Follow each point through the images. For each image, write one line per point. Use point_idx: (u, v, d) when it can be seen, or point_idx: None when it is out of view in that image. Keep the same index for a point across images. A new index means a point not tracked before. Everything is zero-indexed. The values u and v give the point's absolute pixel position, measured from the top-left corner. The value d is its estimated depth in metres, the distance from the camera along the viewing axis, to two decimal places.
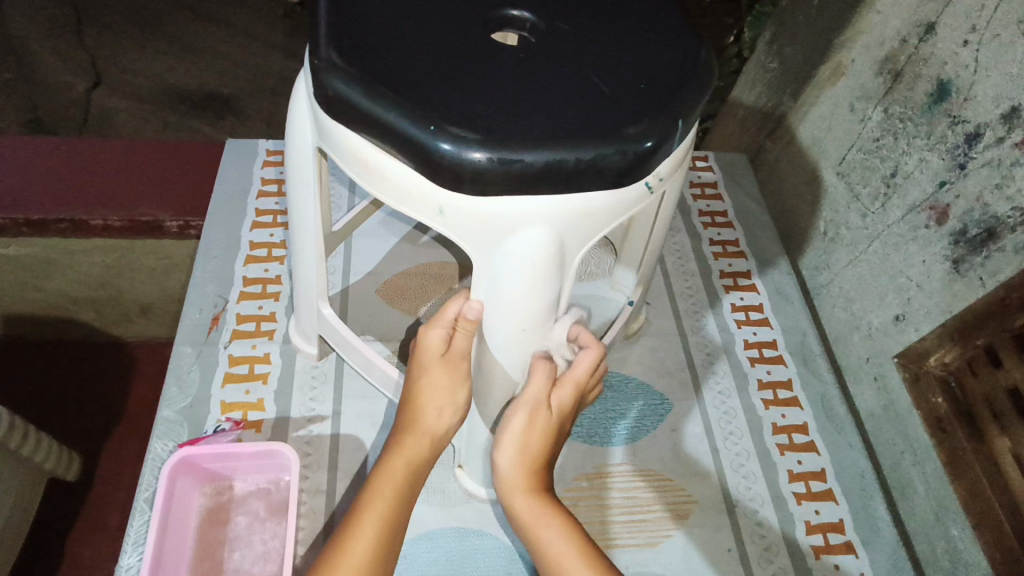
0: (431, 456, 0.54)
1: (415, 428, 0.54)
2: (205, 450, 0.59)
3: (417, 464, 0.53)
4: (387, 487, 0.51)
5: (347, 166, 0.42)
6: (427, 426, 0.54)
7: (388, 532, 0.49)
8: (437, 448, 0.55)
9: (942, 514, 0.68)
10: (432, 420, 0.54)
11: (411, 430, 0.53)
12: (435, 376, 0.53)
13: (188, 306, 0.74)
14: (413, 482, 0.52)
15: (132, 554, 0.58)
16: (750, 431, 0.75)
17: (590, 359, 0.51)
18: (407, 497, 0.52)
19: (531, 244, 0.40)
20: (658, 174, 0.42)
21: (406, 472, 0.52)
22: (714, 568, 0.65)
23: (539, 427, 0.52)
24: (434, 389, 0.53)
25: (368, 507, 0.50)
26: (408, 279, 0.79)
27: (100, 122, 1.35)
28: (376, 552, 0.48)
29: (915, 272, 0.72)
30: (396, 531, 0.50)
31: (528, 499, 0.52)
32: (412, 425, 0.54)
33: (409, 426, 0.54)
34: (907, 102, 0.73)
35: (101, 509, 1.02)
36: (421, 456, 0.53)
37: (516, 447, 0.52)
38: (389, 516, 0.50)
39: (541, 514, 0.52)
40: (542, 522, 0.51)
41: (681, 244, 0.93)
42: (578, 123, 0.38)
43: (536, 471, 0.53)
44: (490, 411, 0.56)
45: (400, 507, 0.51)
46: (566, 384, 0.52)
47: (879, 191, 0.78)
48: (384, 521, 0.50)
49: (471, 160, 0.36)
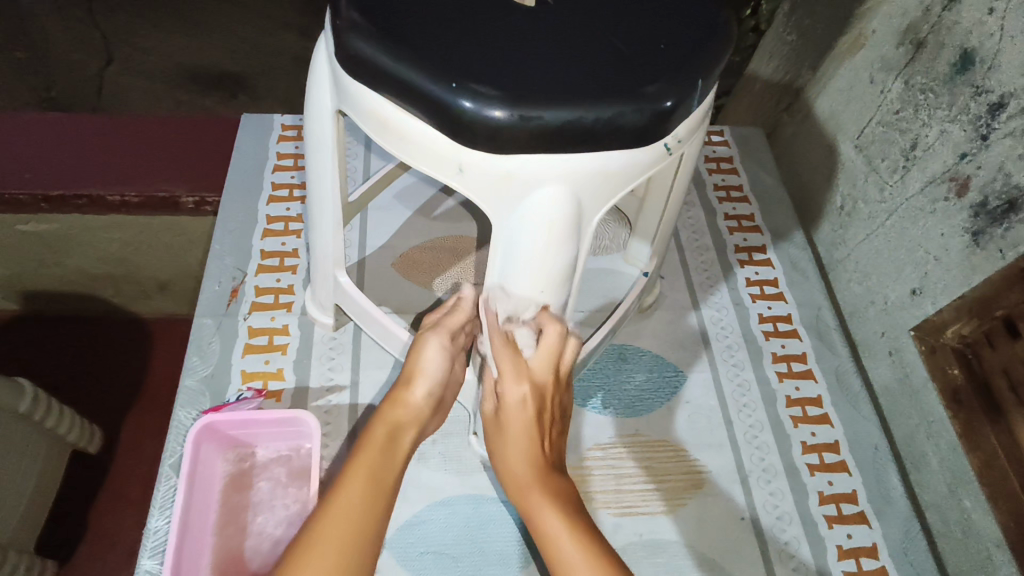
0: (415, 426, 0.55)
1: (402, 399, 0.56)
2: (228, 416, 0.60)
3: (400, 427, 0.54)
4: (374, 442, 0.51)
5: (365, 125, 0.42)
6: (412, 398, 0.56)
7: (376, 483, 0.49)
8: (421, 420, 0.56)
9: (955, 487, 0.68)
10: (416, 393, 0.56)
11: (397, 400, 0.56)
12: (425, 357, 0.57)
13: (207, 278, 0.75)
14: (399, 442, 0.53)
15: (158, 517, 0.60)
16: (764, 403, 0.75)
17: (498, 341, 0.49)
18: (393, 454, 0.52)
19: (548, 204, 0.40)
20: (677, 136, 0.42)
21: (393, 432, 0.53)
22: (727, 536, 0.66)
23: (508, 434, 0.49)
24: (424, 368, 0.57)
25: (354, 461, 0.50)
26: (423, 252, 0.80)
27: (114, 100, 1.35)
28: (365, 500, 0.47)
29: (933, 244, 0.71)
30: (387, 486, 0.49)
31: (525, 488, 0.47)
32: (399, 395, 0.56)
33: (395, 398, 0.56)
34: (928, 73, 0.72)
35: (124, 480, 1.05)
36: (406, 422, 0.55)
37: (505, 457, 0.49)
38: (376, 467, 0.50)
39: (539, 497, 0.46)
40: (537, 503, 0.46)
41: (695, 218, 0.92)
42: (598, 82, 0.37)
43: (531, 457, 0.48)
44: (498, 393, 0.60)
45: (388, 462, 0.51)
46: (512, 375, 0.49)
47: (898, 163, 0.77)
48: (375, 470, 0.49)
49: (491, 117, 0.36)
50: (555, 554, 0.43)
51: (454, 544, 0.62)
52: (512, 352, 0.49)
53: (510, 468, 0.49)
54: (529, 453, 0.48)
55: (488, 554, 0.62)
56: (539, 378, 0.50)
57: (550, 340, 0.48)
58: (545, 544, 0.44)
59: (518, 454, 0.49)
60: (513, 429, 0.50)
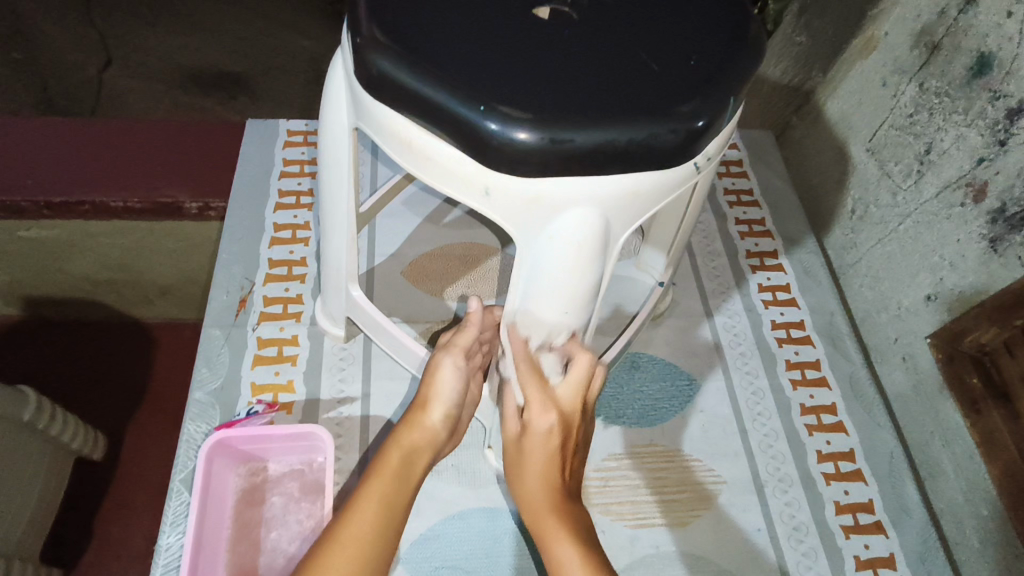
0: (430, 451, 0.54)
1: (416, 422, 0.55)
2: (240, 432, 0.60)
3: (414, 452, 0.53)
4: (386, 468, 0.51)
5: (386, 144, 0.41)
6: (427, 421, 0.55)
7: (388, 513, 0.49)
8: (436, 443, 0.55)
9: (972, 495, 0.67)
10: (432, 416, 0.55)
11: (412, 423, 0.55)
12: (441, 377, 0.56)
13: (215, 288, 0.74)
14: (411, 467, 0.52)
15: (170, 534, 0.59)
16: (778, 411, 0.74)
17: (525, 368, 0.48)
18: (406, 481, 0.51)
19: (576, 225, 0.39)
20: (706, 154, 0.41)
21: (406, 457, 0.53)
22: (744, 547, 0.66)
23: (528, 461, 0.50)
24: (439, 389, 0.56)
25: (366, 487, 0.50)
26: (432, 260, 0.79)
27: (115, 102, 1.34)
28: (374, 531, 0.47)
29: (949, 251, 0.71)
30: (398, 516, 0.49)
31: (543, 516, 0.48)
32: (413, 418, 0.55)
33: (410, 420, 0.55)
34: (944, 77, 0.72)
35: (129, 487, 1.04)
36: (420, 446, 0.54)
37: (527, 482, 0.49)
38: (388, 496, 0.50)
39: (556, 529, 0.47)
40: (554, 535, 0.47)
41: (706, 223, 0.91)
42: (629, 101, 0.37)
43: (551, 487, 0.49)
44: None
45: (399, 490, 0.51)
46: (539, 404, 0.49)
47: (912, 168, 0.76)
48: (385, 499, 0.49)
49: (522, 140, 0.35)
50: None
51: (469, 558, 0.61)
52: (540, 382, 0.49)
53: (532, 493, 0.49)
54: (548, 480, 0.49)
55: (504, 569, 0.61)
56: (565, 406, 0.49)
57: (580, 368, 0.49)
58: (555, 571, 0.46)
59: (537, 478, 0.49)
60: (534, 457, 0.49)
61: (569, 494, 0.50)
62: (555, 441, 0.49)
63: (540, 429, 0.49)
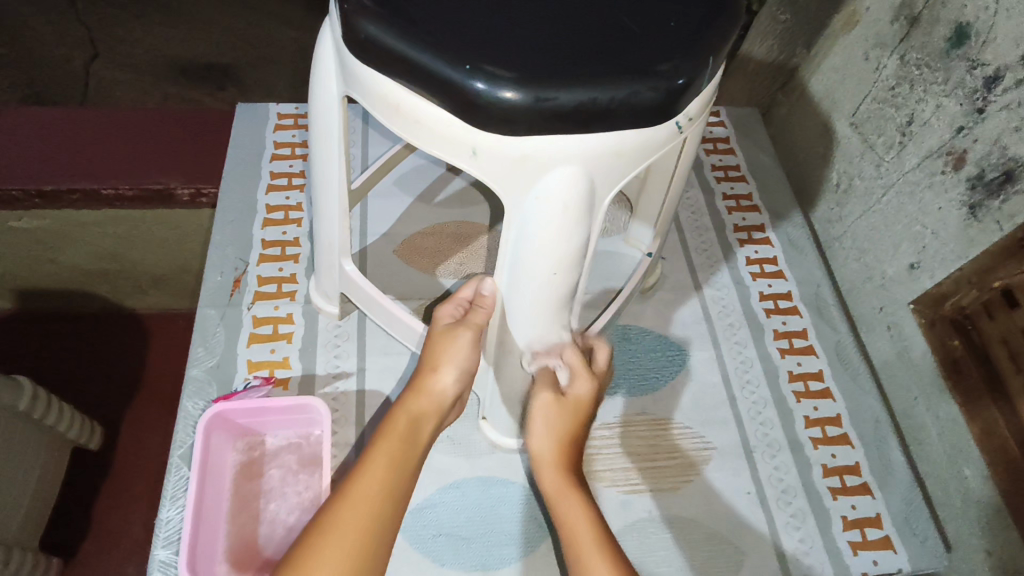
0: (436, 416, 0.55)
1: (421, 389, 0.55)
2: (238, 405, 0.61)
3: (420, 418, 0.54)
4: (394, 433, 0.52)
5: (375, 110, 0.42)
6: (436, 386, 0.55)
7: (395, 474, 0.50)
8: (440, 410, 0.56)
9: (955, 456, 0.69)
10: (443, 380, 0.55)
11: (417, 389, 0.55)
12: (454, 346, 0.56)
13: (209, 269, 0.75)
14: (417, 432, 0.53)
15: (171, 508, 0.60)
16: (767, 380, 0.76)
17: (573, 355, 0.55)
18: (413, 446, 0.52)
19: (563, 183, 0.40)
20: (688, 114, 0.42)
21: (412, 423, 0.54)
22: (734, 512, 0.67)
23: (549, 428, 0.56)
24: (450, 356, 0.56)
25: (373, 450, 0.51)
26: (425, 238, 0.80)
27: (103, 94, 1.34)
28: (381, 490, 0.48)
29: (930, 219, 0.72)
30: (405, 477, 0.50)
31: (558, 478, 0.55)
32: (418, 385, 0.56)
33: (415, 387, 0.56)
34: (923, 48, 0.73)
35: (127, 476, 1.04)
36: (425, 411, 0.55)
37: (545, 430, 0.56)
38: (395, 459, 0.50)
39: (567, 489, 0.54)
40: (565, 498, 0.54)
41: (693, 199, 0.93)
42: (611, 60, 0.38)
43: (567, 449, 0.56)
44: (505, 383, 0.59)
45: (406, 453, 0.52)
46: (580, 380, 0.57)
47: (894, 139, 0.78)
48: (393, 461, 0.50)
49: (507, 98, 0.36)
50: (573, 539, 0.51)
51: (466, 525, 0.63)
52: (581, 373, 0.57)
53: (548, 446, 0.56)
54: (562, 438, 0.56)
55: (500, 535, 0.63)
56: (573, 396, 0.57)
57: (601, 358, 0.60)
58: (567, 531, 0.52)
59: (553, 437, 0.56)
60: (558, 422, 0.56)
61: (578, 465, 0.56)
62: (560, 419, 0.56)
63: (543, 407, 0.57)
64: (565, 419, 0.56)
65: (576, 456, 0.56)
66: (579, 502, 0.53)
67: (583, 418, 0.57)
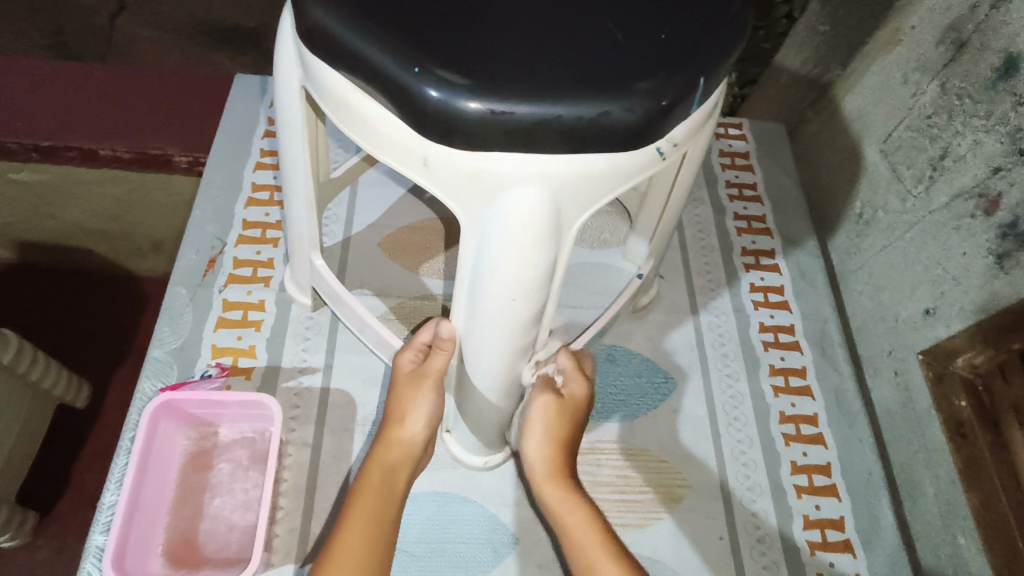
0: (409, 465, 0.55)
1: (390, 442, 0.55)
2: (188, 395, 0.58)
3: (393, 469, 0.54)
4: (369, 490, 0.52)
5: (328, 107, 0.38)
6: (405, 435, 0.55)
7: (376, 534, 0.50)
8: (414, 458, 0.56)
9: (950, 521, 0.64)
10: (411, 429, 0.56)
11: (387, 442, 0.55)
12: (418, 395, 0.55)
13: (185, 246, 0.72)
14: (393, 487, 0.53)
15: (113, 492, 0.58)
16: (755, 418, 0.71)
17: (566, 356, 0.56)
18: (389, 499, 0.52)
19: (523, 206, 0.36)
20: (673, 139, 0.38)
21: (386, 476, 0.53)
22: (703, 556, 0.63)
23: (546, 432, 0.55)
24: (415, 405, 0.55)
25: (351, 511, 0.51)
26: (412, 233, 0.76)
27: (125, 48, 1.31)
28: (364, 556, 0.48)
29: (953, 264, 0.67)
30: (385, 537, 0.50)
31: (557, 487, 0.54)
32: (388, 436, 0.55)
33: (385, 439, 0.55)
34: (967, 77, 0.66)
35: (107, 438, 1.03)
36: (398, 464, 0.54)
37: (541, 437, 0.55)
38: (372, 518, 0.50)
39: (569, 502, 0.53)
40: (571, 509, 0.53)
41: (703, 216, 0.88)
42: (583, 73, 0.33)
43: (561, 457, 0.55)
44: (468, 407, 0.56)
45: (383, 509, 0.51)
46: (575, 378, 0.56)
47: (924, 173, 0.72)
48: (371, 524, 0.50)
49: (457, 108, 0.32)
50: (584, 556, 0.51)
51: (416, 542, 0.60)
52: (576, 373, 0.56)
53: (543, 455, 0.55)
54: (558, 443, 0.55)
55: (451, 557, 0.59)
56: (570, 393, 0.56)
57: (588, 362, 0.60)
58: (572, 545, 0.52)
59: (548, 445, 0.55)
60: (553, 426, 0.55)
61: (573, 470, 0.55)
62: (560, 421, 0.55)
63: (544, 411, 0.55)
64: (564, 422, 0.55)
65: (572, 462, 0.56)
66: (585, 514, 0.52)
67: (577, 420, 0.56)
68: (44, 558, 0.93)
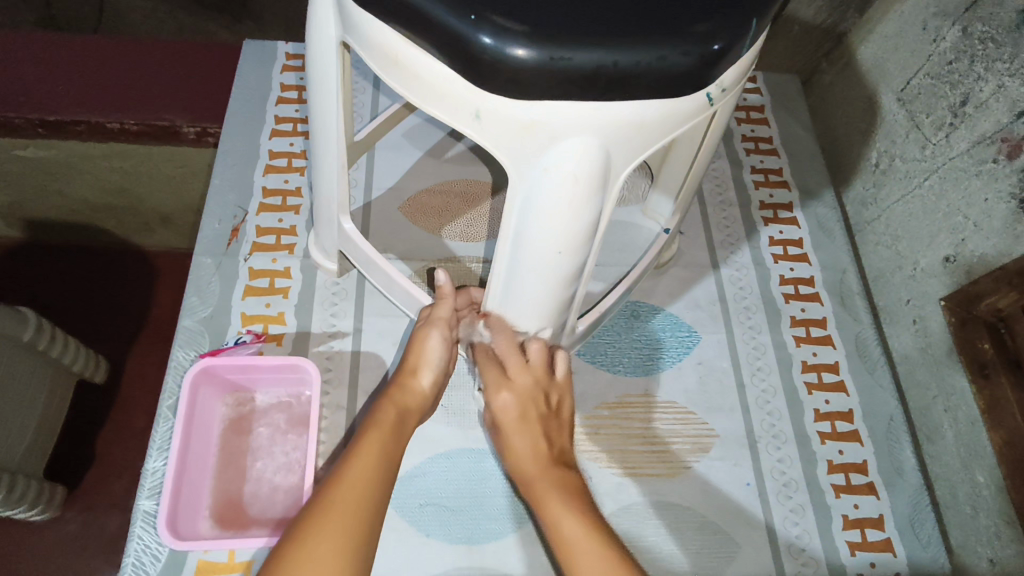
0: (418, 414, 0.55)
1: (405, 385, 0.55)
2: (225, 361, 0.59)
3: (407, 410, 0.54)
4: (384, 419, 0.51)
5: (374, 63, 0.38)
6: (418, 385, 0.56)
7: (386, 456, 0.48)
8: (421, 408, 0.55)
9: (969, 461, 0.66)
10: (424, 379, 0.56)
11: (402, 385, 0.55)
12: (438, 349, 0.57)
13: (207, 215, 0.72)
14: (405, 422, 0.52)
15: (157, 458, 0.59)
16: (779, 368, 0.73)
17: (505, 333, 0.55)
18: (402, 432, 0.51)
19: (576, 155, 0.36)
20: (721, 85, 0.38)
21: (401, 413, 0.53)
22: (731, 502, 0.65)
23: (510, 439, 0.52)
24: (432, 358, 0.57)
25: (363, 436, 0.49)
26: (431, 196, 0.76)
27: (117, 17, 1.27)
28: (375, 465, 0.47)
29: (974, 210, 0.67)
30: (395, 458, 0.49)
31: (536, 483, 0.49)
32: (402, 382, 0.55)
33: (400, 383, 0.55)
34: (990, 21, 0.66)
35: (129, 411, 1.04)
36: (410, 405, 0.54)
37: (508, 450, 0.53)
38: (387, 440, 0.49)
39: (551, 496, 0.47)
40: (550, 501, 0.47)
41: (720, 170, 0.87)
42: (639, 19, 0.33)
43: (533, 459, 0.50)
44: None
45: (395, 442, 0.50)
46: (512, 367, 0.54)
47: (944, 120, 0.71)
48: (385, 444, 0.49)
49: (513, 56, 0.32)
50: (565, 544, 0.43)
51: (454, 497, 0.61)
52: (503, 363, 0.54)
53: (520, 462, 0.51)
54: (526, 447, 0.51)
55: (489, 510, 0.61)
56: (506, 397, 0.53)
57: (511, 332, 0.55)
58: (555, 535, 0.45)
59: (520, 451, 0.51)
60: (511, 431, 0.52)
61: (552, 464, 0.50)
62: (524, 411, 0.52)
63: (509, 404, 0.53)
64: (531, 415, 0.52)
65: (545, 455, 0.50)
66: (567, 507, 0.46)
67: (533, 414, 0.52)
68: (75, 530, 0.95)
